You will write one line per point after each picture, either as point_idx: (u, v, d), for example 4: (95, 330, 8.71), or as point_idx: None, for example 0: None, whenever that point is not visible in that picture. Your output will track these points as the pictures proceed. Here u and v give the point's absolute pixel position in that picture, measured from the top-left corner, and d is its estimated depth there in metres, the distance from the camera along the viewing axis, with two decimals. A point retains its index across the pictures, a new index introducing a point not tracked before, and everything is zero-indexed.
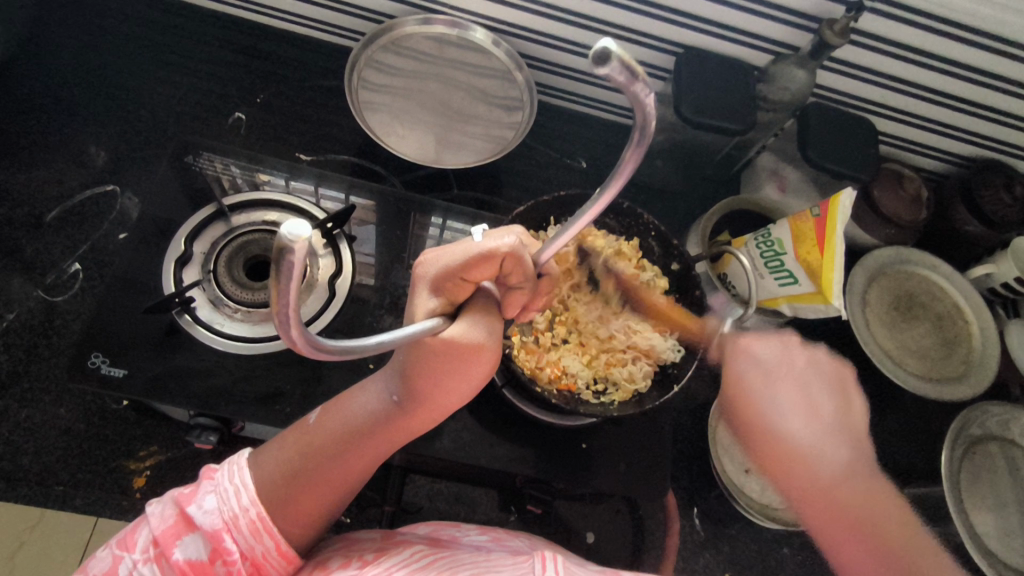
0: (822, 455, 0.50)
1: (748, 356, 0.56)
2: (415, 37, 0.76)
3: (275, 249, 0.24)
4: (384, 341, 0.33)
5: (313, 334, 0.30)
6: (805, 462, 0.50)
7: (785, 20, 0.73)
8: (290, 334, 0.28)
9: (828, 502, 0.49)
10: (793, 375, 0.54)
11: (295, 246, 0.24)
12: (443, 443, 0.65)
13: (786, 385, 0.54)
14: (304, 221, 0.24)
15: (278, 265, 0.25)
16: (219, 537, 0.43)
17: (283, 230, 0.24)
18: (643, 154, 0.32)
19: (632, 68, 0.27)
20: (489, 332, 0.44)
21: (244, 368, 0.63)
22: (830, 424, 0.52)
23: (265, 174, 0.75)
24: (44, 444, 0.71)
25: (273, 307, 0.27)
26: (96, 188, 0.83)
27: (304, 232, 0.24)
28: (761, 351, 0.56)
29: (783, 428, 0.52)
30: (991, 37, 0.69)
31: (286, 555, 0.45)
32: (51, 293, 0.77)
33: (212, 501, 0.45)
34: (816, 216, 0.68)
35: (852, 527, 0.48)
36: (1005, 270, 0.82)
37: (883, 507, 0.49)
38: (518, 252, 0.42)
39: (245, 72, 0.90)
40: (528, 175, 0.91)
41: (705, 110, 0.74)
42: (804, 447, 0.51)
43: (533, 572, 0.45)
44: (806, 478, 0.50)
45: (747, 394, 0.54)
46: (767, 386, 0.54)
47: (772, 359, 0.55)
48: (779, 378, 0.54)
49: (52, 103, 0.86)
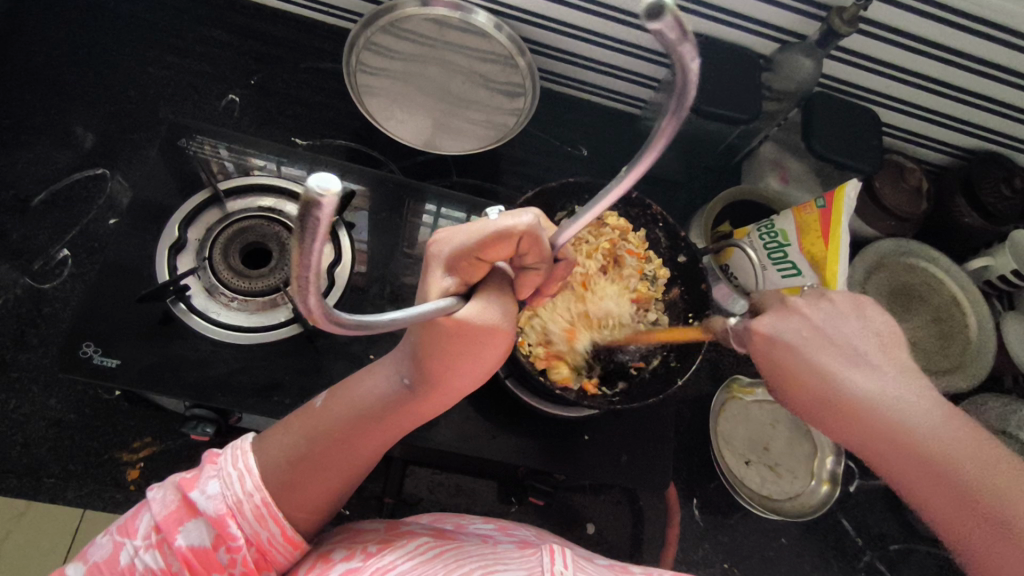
0: (923, 426, 0.40)
1: (771, 325, 0.49)
2: (414, 19, 0.74)
3: (301, 202, 0.23)
4: (400, 318, 0.32)
5: (330, 304, 0.28)
6: (878, 434, 0.41)
7: (794, 8, 0.72)
8: (308, 301, 0.26)
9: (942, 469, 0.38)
10: (820, 328, 0.47)
11: (325, 200, 0.23)
12: (444, 435, 0.64)
13: (815, 338, 0.47)
14: (335, 174, 0.22)
15: (304, 222, 0.23)
16: (223, 523, 0.42)
17: (311, 182, 0.22)
18: (680, 125, 0.31)
19: (684, 26, 0.26)
20: (504, 313, 0.43)
21: (243, 359, 0.62)
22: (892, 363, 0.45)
23: (257, 159, 0.73)
24: (34, 435, 0.69)
25: (292, 270, 0.25)
26: (84, 171, 0.80)
27: (333, 186, 0.23)
28: (776, 324, 0.49)
29: (838, 389, 0.44)
30: (999, 28, 0.69)
31: (291, 540, 0.44)
32: (38, 280, 0.75)
33: (215, 486, 0.43)
34: (822, 207, 0.67)
35: (944, 488, 0.38)
36: (1002, 263, 0.82)
37: (957, 461, 0.38)
38: (535, 232, 0.41)
39: (239, 52, 0.87)
40: (528, 162, 0.89)
41: (710, 98, 0.72)
42: (885, 422, 0.41)
43: (542, 566, 0.44)
44: (872, 439, 0.42)
45: (789, 369, 0.47)
46: (808, 353, 0.46)
47: (792, 318, 0.49)
48: (811, 338, 0.47)
49: (37, 82, 0.83)
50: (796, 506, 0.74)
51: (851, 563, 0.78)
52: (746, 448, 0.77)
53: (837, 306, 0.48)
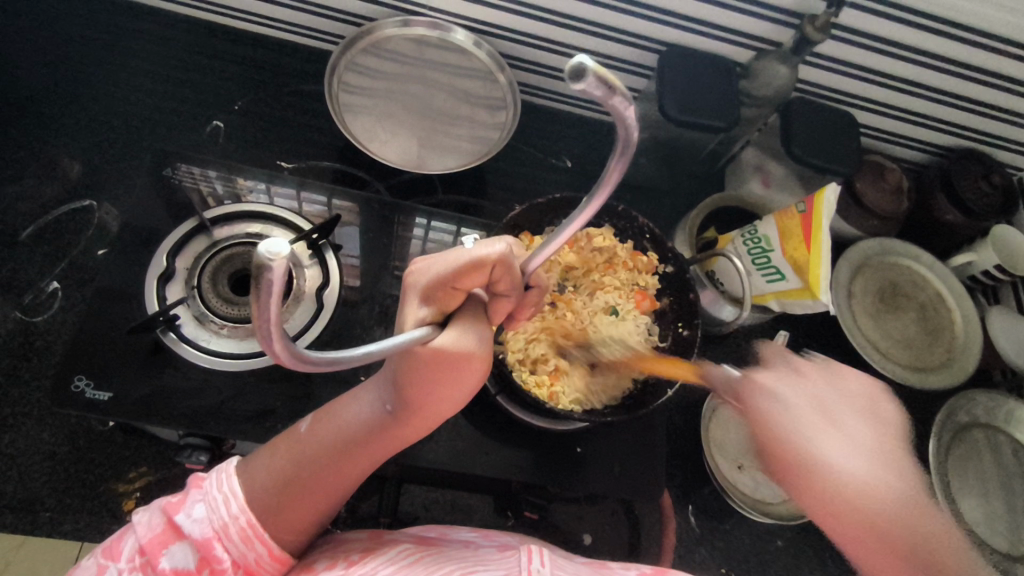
0: (844, 475, 0.45)
1: (765, 392, 0.49)
2: (394, 39, 0.77)
3: (253, 267, 0.23)
4: (372, 353, 0.32)
5: (297, 347, 0.29)
6: (830, 494, 0.45)
7: (767, 16, 0.73)
8: (274, 349, 0.27)
9: (874, 534, 0.43)
10: (780, 392, 0.49)
11: (275, 264, 0.23)
12: (438, 453, 0.65)
13: (806, 410, 0.48)
14: (284, 238, 0.23)
15: (258, 283, 0.24)
16: (209, 546, 0.43)
17: (260, 249, 0.23)
18: (628, 163, 0.34)
19: (608, 82, 0.29)
20: (479, 339, 0.43)
21: (233, 386, 0.62)
22: (833, 440, 0.46)
23: (245, 183, 0.74)
24: (28, 470, 0.69)
25: (253, 324, 0.26)
26: (72, 204, 0.81)
27: (283, 249, 0.24)
28: (772, 379, 0.50)
29: (811, 458, 0.46)
30: (966, 30, 0.70)
31: (279, 559, 0.45)
32: (29, 313, 0.75)
33: (201, 510, 0.44)
34: (802, 212, 0.68)
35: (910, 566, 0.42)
36: (986, 257, 0.84)
37: (929, 528, 0.43)
38: (507, 259, 0.42)
39: (223, 78, 0.88)
40: (514, 175, 0.90)
41: (688, 109, 0.74)
42: (835, 477, 0.45)
43: (520, 566, 0.45)
44: (829, 505, 0.45)
45: (764, 423, 0.48)
46: (788, 411, 0.48)
47: (784, 386, 0.50)
48: (789, 400, 0.49)
49: (23, 117, 0.84)
50: (789, 508, 0.75)
51: (846, 562, 0.79)
52: (739, 453, 0.77)
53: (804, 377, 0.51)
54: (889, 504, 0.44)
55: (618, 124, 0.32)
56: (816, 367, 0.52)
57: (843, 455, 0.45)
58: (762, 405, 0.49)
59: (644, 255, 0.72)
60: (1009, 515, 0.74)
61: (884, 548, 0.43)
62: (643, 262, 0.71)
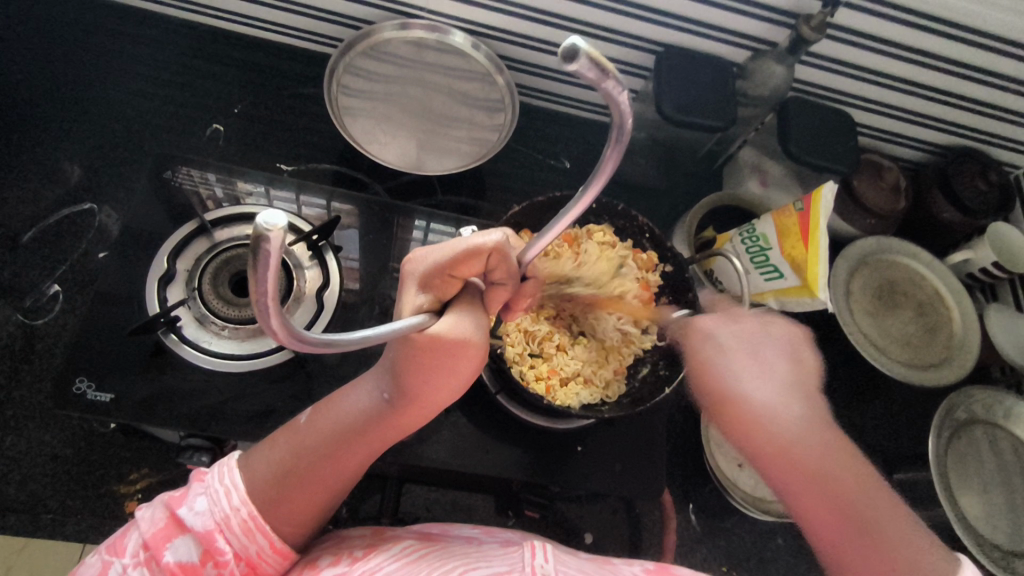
0: (770, 410, 0.49)
1: (707, 335, 0.55)
2: (393, 42, 0.76)
3: (251, 238, 0.24)
4: (368, 335, 0.33)
5: (293, 323, 0.29)
6: (764, 433, 0.48)
7: (763, 17, 0.74)
8: (271, 324, 0.28)
9: (799, 468, 0.46)
10: (714, 333, 0.55)
11: (272, 235, 0.24)
12: (439, 452, 0.65)
13: (741, 355, 0.52)
14: (281, 209, 0.23)
15: (255, 254, 0.25)
16: (211, 538, 0.43)
17: (259, 219, 0.23)
18: (622, 152, 0.34)
19: (600, 65, 0.29)
20: (476, 326, 0.44)
21: (234, 388, 0.63)
22: (764, 378, 0.51)
23: (245, 185, 0.74)
24: (31, 472, 0.70)
25: (251, 297, 0.27)
26: (73, 207, 0.82)
27: (280, 221, 0.24)
28: (714, 325, 0.55)
29: (740, 395, 0.50)
30: (961, 29, 0.70)
31: (280, 551, 0.45)
32: (31, 316, 0.76)
33: (203, 503, 0.44)
34: (800, 210, 0.68)
35: (840, 516, 0.44)
36: (983, 255, 0.84)
37: (857, 472, 0.46)
38: (504, 248, 0.43)
39: (222, 82, 0.88)
40: (512, 177, 0.90)
41: (685, 109, 0.74)
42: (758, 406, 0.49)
43: (523, 561, 0.45)
44: (762, 442, 0.48)
45: (703, 365, 0.54)
46: (726, 356, 0.53)
47: (726, 333, 0.54)
48: (724, 337, 0.54)
49: (23, 121, 0.84)
50: None
51: None
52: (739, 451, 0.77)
53: (745, 327, 0.55)
54: (811, 442, 0.47)
55: (614, 111, 0.32)
56: (759, 321, 0.55)
57: (771, 393, 0.49)
58: (701, 345, 0.55)
59: (645, 252, 0.71)
60: (1008, 512, 0.74)
61: (812, 483, 0.45)
62: (643, 260, 0.70)
